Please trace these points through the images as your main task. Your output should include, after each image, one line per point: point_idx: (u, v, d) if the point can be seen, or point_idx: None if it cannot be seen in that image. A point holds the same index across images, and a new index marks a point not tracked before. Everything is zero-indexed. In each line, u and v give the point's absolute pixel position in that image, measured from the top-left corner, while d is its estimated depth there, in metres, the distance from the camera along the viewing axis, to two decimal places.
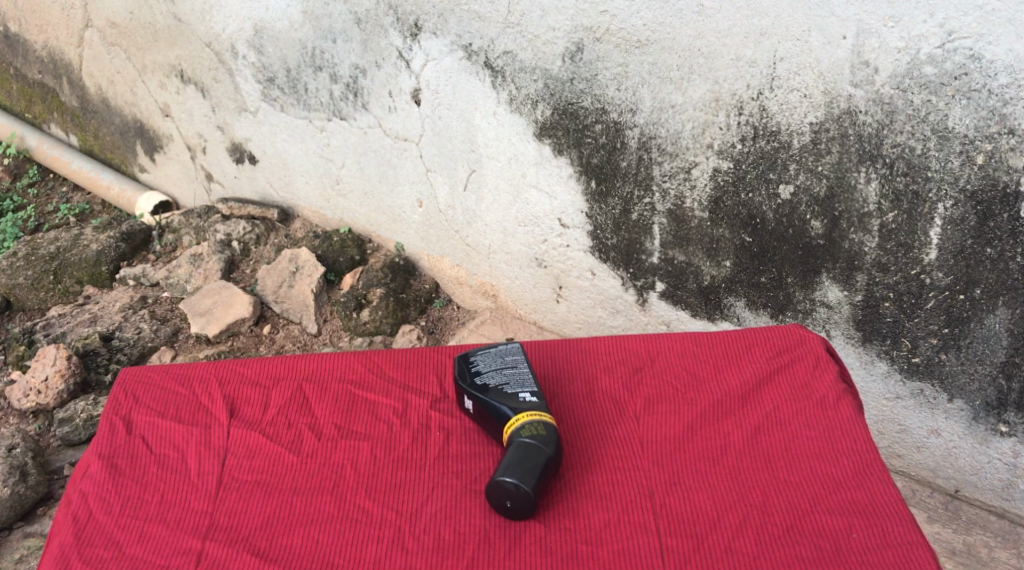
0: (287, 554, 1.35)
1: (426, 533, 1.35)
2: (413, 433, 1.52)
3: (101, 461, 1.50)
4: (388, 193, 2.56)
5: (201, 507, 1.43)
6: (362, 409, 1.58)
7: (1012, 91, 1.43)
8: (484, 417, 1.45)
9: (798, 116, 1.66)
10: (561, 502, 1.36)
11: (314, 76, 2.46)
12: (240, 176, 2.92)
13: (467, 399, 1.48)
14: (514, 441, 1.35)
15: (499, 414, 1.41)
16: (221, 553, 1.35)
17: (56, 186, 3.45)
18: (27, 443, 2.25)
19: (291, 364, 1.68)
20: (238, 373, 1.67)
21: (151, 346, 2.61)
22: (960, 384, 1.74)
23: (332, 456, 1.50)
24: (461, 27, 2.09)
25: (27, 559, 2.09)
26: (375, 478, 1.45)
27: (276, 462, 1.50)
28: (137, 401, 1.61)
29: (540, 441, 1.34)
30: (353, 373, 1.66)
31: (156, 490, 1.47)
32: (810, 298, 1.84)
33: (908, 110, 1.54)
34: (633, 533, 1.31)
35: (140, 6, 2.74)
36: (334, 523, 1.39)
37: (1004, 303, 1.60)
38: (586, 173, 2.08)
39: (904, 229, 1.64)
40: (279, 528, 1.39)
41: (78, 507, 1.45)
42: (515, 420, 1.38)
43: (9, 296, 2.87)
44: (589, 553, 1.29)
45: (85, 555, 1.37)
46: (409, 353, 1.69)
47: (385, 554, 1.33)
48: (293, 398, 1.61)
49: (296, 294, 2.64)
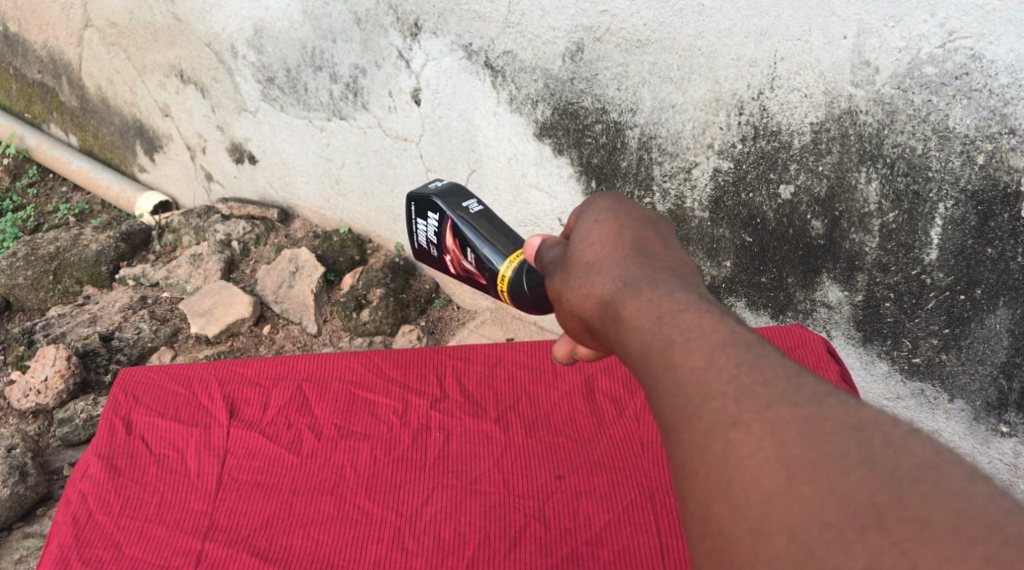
0: (287, 554, 1.49)
1: (426, 533, 1.52)
2: (412, 434, 1.70)
3: (102, 462, 1.65)
4: (388, 193, 2.56)
5: (201, 507, 1.57)
6: (362, 410, 1.75)
7: (1013, 91, 1.44)
8: (475, 219, 1.31)
9: (798, 116, 1.66)
10: (561, 501, 1.56)
11: (314, 76, 2.45)
12: (240, 175, 2.91)
13: (476, 205, 1.35)
14: (523, 275, 1.21)
15: (489, 247, 1.27)
16: (222, 553, 1.49)
17: (55, 186, 3.45)
18: (27, 443, 2.25)
19: (290, 365, 1.84)
20: (237, 373, 1.83)
21: (150, 346, 2.61)
22: (961, 384, 1.72)
23: (333, 456, 1.66)
24: (461, 26, 2.09)
25: (27, 559, 2.09)
26: (374, 478, 1.61)
27: (277, 463, 1.65)
28: (137, 401, 1.77)
29: (524, 298, 1.22)
30: (353, 373, 1.83)
31: (156, 491, 1.61)
32: (810, 298, 1.84)
33: (908, 110, 1.54)
34: (633, 533, 1.50)
35: (139, 6, 2.73)
36: (334, 523, 1.54)
37: (1004, 303, 1.60)
38: (586, 173, 2.08)
39: (905, 229, 1.64)
40: (278, 528, 1.54)
41: (77, 507, 1.59)
42: (505, 264, 1.25)
43: (9, 297, 2.88)
44: (590, 552, 1.49)
45: (85, 555, 1.50)
46: (408, 354, 1.88)
47: (385, 554, 1.49)
48: (293, 397, 1.78)
49: (297, 294, 2.64)
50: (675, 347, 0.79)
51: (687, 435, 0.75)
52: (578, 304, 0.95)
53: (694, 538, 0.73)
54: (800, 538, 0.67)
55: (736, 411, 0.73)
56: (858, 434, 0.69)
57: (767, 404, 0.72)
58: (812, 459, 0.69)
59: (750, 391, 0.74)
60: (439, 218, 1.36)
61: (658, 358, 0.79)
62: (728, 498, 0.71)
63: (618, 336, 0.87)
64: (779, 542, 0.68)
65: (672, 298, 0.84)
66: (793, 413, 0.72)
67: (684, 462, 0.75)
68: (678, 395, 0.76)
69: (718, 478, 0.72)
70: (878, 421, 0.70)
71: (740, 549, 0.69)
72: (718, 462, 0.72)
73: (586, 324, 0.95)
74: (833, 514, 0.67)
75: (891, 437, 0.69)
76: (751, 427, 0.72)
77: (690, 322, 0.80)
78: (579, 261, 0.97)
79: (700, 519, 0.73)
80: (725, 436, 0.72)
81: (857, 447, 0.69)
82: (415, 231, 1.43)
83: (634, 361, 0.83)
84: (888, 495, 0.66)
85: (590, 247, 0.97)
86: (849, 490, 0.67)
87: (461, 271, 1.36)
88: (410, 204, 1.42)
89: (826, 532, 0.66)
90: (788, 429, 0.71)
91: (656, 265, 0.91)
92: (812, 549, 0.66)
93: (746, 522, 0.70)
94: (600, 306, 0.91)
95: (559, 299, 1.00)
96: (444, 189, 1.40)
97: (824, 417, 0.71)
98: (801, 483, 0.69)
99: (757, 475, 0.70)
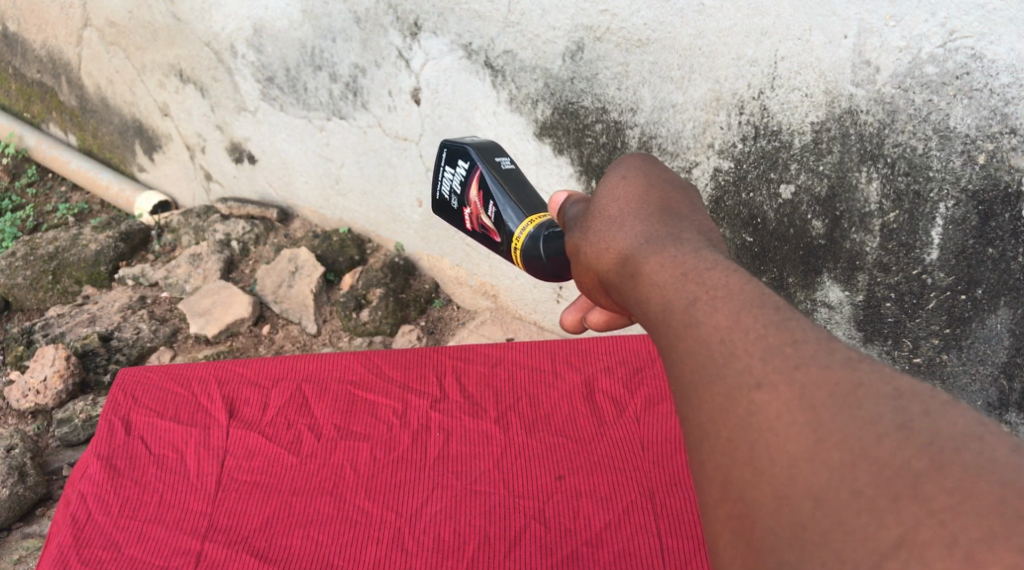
0: (286, 554, 1.49)
1: (426, 533, 1.52)
2: (412, 434, 1.70)
3: (101, 462, 1.66)
4: (388, 193, 2.56)
5: (201, 507, 1.58)
6: (362, 410, 1.75)
7: (1014, 91, 1.39)
8: (504, 176, 1.19)
9: (799, 116, 1.65)
10: (561, 502, 1.56)
11: (314, 76, 2.45)
12: (239, 175, 2.91)
13: (508, 163, 1.24)
14: (540, 238, 1.07)
15: (512, 205, 1.15)
16: (221, 554, 1.48)
17: (55, 186, 3.44)
18: (26, 443, 2.24)
19: (290, 366, 1.85)
20: (238, 373, 1.84)
21: (150, 347, 2.61)
22: (962, 384, 1.68)
23: (333, 457, 1.66)
24: (461, 26, 2.08)
25: (27, 559, 2.08)
26: (374, 478, 1.61)
27: (276, 463, 1.65)
28: (137, 400, 1.78)
29: (537, 262, 1.07)
30: (353, 373, 1.84)
31: (156, 492, 1.61)
32: (811, 298, 1.82)
33: (909, 110, 1.51)
34: (634, 533, 1.50)
35: (138, 6, 2.72)
36: (334, 523, 1.54)
37: (1005, 303, 1.56)
38: (586, 173, 2.08)
39: (905, 229, 1.61)
40: (278, 529, 1.53)
41: (77, 507, 1.59)
42: (523, 227, 1.12)
43: (9, 296, 2.87)
44: (590, 552, 1.48)
45: (85, 555, 1.50)
46: (408, 354, 1.88)
47: (385, 554, 1.49)
48: (293, 398, 1.78)
49: (296, 294, 2.66)
50: (699, 305, 0.64)
51: (705, 398, 0.61)
52: (594, 261, 0.81)
53: (709, 510, 0.60)
54: (826, 505, 0.54)
55: (762, 371, 0.59)
56: (894, 400, 0.55)
57: (796, 366, 0.58)
58: (844, 423, 0.55)
59: (778, 352, 0.59)
60: (469, 167, 1.24)
61: (677, 318, 0.65)
62: (749, 461, 0.57)
63: (632, 298, 0.72)
64: (801, 512, 0.54)
65: (700, 256, 0.69)
66: (825, 375, 0.57)
67: (699, 427, 0.61)
68: (697, 355, 0.62)
69: (739, 444, 0.58)
70: (917, 390, 0.56)
71: (757, 519, 0.56)
72: (739, 426, 0.58)
73: (602, 283, 0.80)
74: (865, 480, 0.53)
75: (931, 405, 0.55)
76: (778, 389, 0.58)
77: (717, 280, 0.65)
78: (599, 214, 0.82)
79: (716, 491, 0.59)
80: (749, 397, 0.58)
81: (893, 413, 0.55)
82: (439, 178, 1.30)
83: (651, 323, 0.68)
84: (928, 463, 0.52)
85: (615, 200, 0.82)
86: (884, 455, 0.53)
87: (476, 228, 1.22)
88: (440, 149, 1.29)
89: (856, 499, 0.53)
90: (819, 392, 0.57)
91: (683, 224, 0.75)
92: (840, 518, 0.53)
93: (767, 491, 0.56)
94: (617, 265, 0.76)
95: (577, 254, 0.86)
96: (480, 141, 1.28)
97: (858, 381, 0.57)
98: (831, 448, 0.55)
99: (781, 439, 0.56)
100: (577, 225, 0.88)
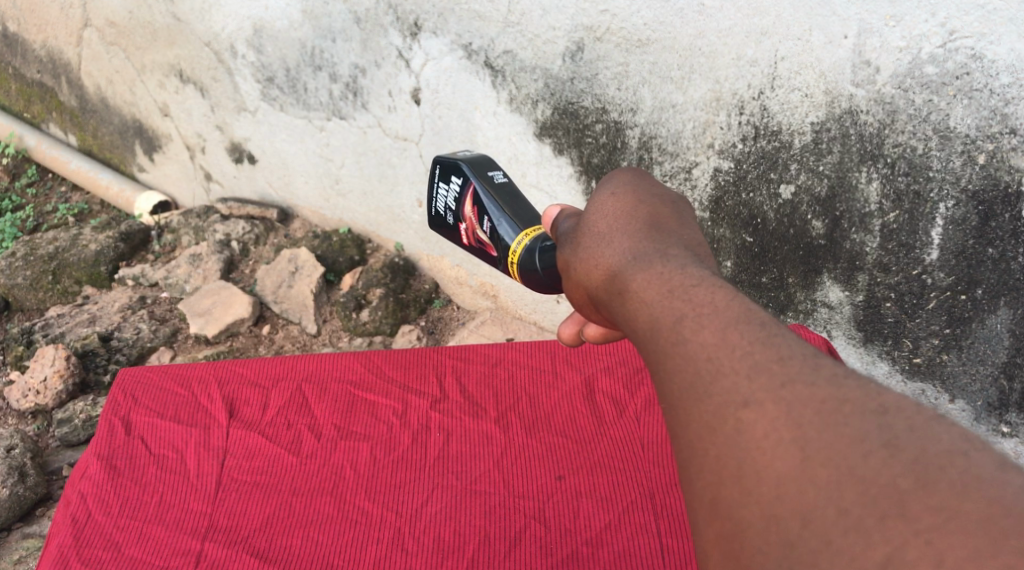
0: (287, 554, 1.49)
1: (426, 533, 1.52)
2: (412, 434, 1.70)
3: (101, 463, 1.66)
4: (387, 193, 2.56)
5: (201, 507, 1.58)
6: (362, 410, 1.75)
7: (1014, 91, 1.40)
8: (498, 191, 1.19)
9: (799, 116, 1.65)
10: (562, 501, 1.56)
11: (314, 76, 2.45)
12: (239, 175, 2.91)
13: (501, 177, 1.23)
14: (535, 252, 1.07)
15: (506, 220, 1.14)
16: (221, 554, 1.48)
17: (55, 186, 3.44)
18: (26, 443, 2.24)
19: (290, 366, 1.85)
20: (237, 374, 1.84)
21: (150, 347, 2.61)
22: (961, 384, 1.68)
23: (333, 456, 1.66)
24: (461, 26, 2.09)
25: (27, 559, 2.08)
26: (374, 478, 1.62)
27: (276, 462, 1.65)
28: (137, 401, 1.78)
29: (534, 275, 1.07)
30: (352, 373, 1.84)
31: (156, 491, 1.62)
32: (811, 298, 1.82)
33: (909, 110, 1.51)
34: (634, 533, 1.50)
35: (139, 6, 2.72)
36: (334, 523, 1.54)
37: (1005, 303, 1.56)
38: (587, 173, 2.08)
39: (906, 229, 1.61)
40: (279, 529, 1.53)
41: (77, 507, 1.59)
42: (518, 241, 1.12)
43: (8, 296, 2.87)
44: (590, 553, 1.48)
45: (85, 555, 1.50)
46: (408, 355, 1.88)
47: (385, 554, 1.49)
48: (294, 397, 1.78)
49: (296, 294, 2.66)
50: (686, 323, 0.64)
51: (692, 416, 0.61)
52: (583, 277, 0.81)
53: (699, 528, 0.60)
54: (814, 525, 0.54)
55: (748, 388, 0.59)
56: (878, 416, 0.55)
57: (782, 383, 0.58)
58: (830, 441, 0.55)
59: (764, 368, 0.60)
60: (462, 183, 1.23)
61: (664, 335, 0.65)
62: (737, 480, 0.57)
63: (620, 315, 0.72)
64: (790, 531, 0.55)
65: (685, 272, 0.69)
66: (811, 392, 0.57)
67: (688, 444, 0.61)
68: (684, 373, 0.62)
69: (726, 463, 0.58)
70: (902, 405, 0.56)
71: (745, 539, 0.56)
72: (727, 444, 0.58)
73: (592, 299, 0.81)
74: (852, 499, 0.53)
75: (917, 420, 0.55)
76: (765, 407, 0.58)
77: (703, 296, 0.66)
78: (588, 230, 0.82)
79: (705, 510, 0.59)
80: (736, 416, 0.59)
81: (878, 430, 0.55)
82: (432, 195, 1.29)
83: (639, 341, 0.68)
84: (914, 481, 0.52)
85: (602, 216, 0.82)
86: (871, 474, 0.53)
87: (473, 243, 1.22)
88: (432, 165, 1.28)
89: (844, 519, 0.53)
90: (806, 410, 0.57)
91: (671, 240, 0.75)
92: (828, 537, 0.53)
93: (755, 510, 0.56)
94: (605, 282, 0.76)
95: (567, 270, 0.86)
96: (472, 156, 1.27)
97: (844, 398, 0.57)
98: (817, 468, 0.55)
99: (768, 458, 0.57)
100: (569, 238, 0.88)
